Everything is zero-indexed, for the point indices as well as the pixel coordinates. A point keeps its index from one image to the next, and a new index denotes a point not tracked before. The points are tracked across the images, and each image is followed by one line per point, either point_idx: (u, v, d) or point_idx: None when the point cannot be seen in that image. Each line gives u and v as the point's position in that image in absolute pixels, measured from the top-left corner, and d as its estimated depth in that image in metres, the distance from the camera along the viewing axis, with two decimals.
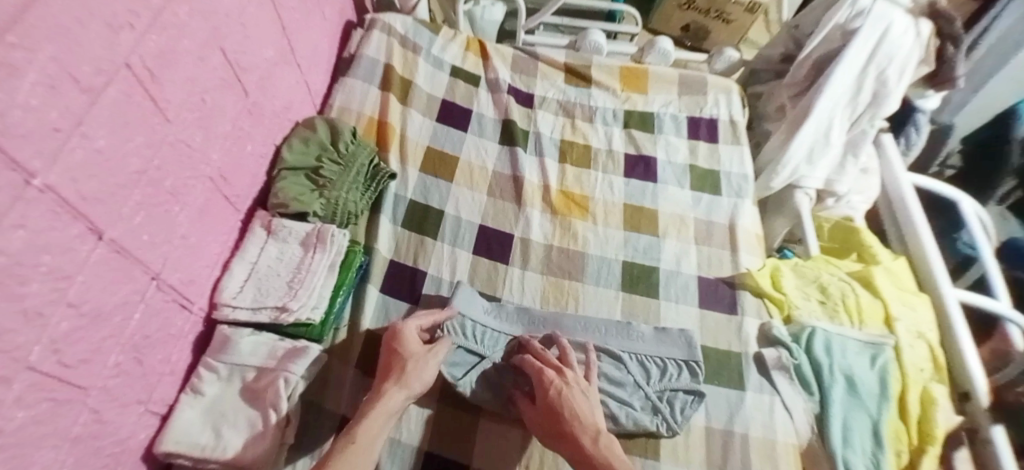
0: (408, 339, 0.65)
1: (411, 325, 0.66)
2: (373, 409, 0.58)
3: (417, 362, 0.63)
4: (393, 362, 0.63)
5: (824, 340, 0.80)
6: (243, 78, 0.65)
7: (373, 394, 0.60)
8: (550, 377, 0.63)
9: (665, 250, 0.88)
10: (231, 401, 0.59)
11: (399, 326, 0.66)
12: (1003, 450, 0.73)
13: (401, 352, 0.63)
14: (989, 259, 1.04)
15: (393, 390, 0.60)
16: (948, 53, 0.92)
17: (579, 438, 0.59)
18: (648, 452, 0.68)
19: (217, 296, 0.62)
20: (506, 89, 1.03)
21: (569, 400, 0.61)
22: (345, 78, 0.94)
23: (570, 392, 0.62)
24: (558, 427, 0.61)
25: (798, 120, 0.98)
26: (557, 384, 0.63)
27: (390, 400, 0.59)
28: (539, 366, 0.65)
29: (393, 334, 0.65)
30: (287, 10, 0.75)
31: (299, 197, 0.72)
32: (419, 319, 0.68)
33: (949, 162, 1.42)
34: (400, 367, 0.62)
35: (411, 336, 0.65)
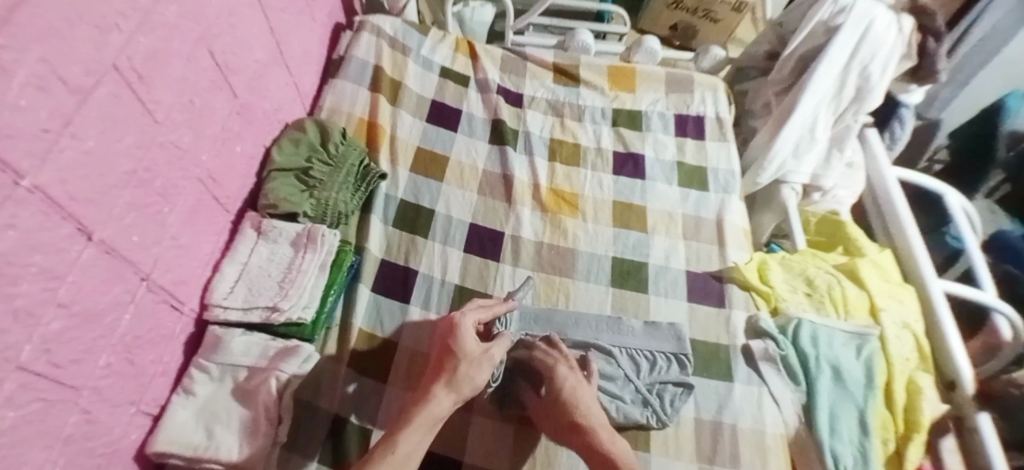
0: (465, 337, 0.62)
1: (467, 320, 0.64)
2: (420, 412, 0.57)
3: (470, 363, 0.60)
4: (447, 362, 0.61)
5: (811, 331, 0.81)
6: (233, 80, 0.65)
7: (420, 396, 0.59)
8: (558, 372, 0.65)
9: (654, 246, 0.89)
10: (223, 401, 0.59)
11: (455, 321, 0.64)
12: (989, 439, 0.74)
13: (456, 352, 0.61)
14: (975, 252, 1.05)
15: (443, 391, 0.59)
16: (930, 47, 0.94)
17: (586, 429, 0.60)
18: (639, 444, 0.69)
19: (208, 297, 0.62)
20: (495, 89, 1.04)
21: (574, 394, 0.63)
22: (335, 80, 0.94)
23: (571, 386, 0.64)
24: (562, 419, 0.62)
25: (783, 116, 0.99)
26: (564, 378, 0.64)
27: (438, 405, 0.58)
28: (551, 360, 0.66)
29: (451, 331, 0.63)
30: (276, 12, 0.76)
31: (289, 198, 0.73)
32: (476, 314, 0.66)
33: (936, 158, 1.44)
34: (453, 368, 0.60)
35: (467, 334, 0.63)
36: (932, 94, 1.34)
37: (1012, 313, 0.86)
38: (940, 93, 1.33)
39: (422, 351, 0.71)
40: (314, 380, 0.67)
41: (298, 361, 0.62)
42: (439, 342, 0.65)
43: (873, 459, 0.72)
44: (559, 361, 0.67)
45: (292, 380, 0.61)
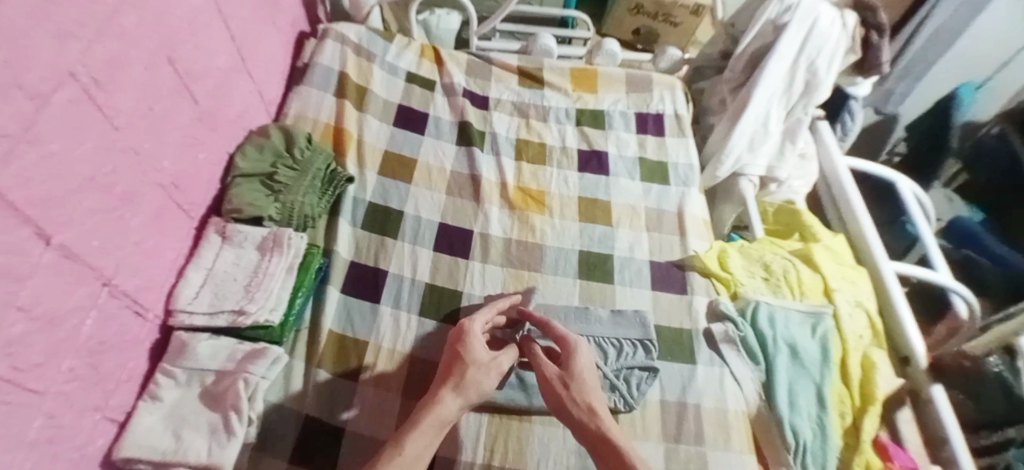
0: (473, 343, 0.66)
1: (476, 326, 0.68)
2: (429, 412, 0.58)
3: (478, 369, 0.63)
4: (455, 366, 0.63)
5: (768, 313, 0.85)
6: (194, 87, 0.66)
7: (428, 398, 0.60)
8: (571, 343, 0.68)
9: (619, 238, 0.92)
10: (191, 406, 0.59)
11: (465, 327, 0.67)
12: (943, 409, 0.78)
13: (464, 356, 0.64)
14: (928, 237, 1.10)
15: (450, 394, 0.60)
16: (873, 41, 1.00)
17: (597, 410, 0.61)
18: None
19: (172, 303, 0.62)
20: (461, 92, 1.06)
21: (583, 369, 0.66)
22: (299, 87, 0.95)
23: (581, 357, 0.67)
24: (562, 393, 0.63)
25: (738, 112, 1.03)
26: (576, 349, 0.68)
27: (446, 406, 0.59)
28: (566, 333, 0.70)
29: (460, 337, 0.66)
30: (238, 20, 0.77)
31: (254, 202, 0.73)
32: (484, 319, 0.70)
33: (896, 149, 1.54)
34: (462, 371, 0.62)
35: (476, 340, 0.66)
36: (888, 89, 1.43)
37: (966, 292, 0.93)
38: (897, 88, 1.42)
39: (395, 349, 0.73)
40: (285, 382, 0.67)
41: (266, 364, 0.62)
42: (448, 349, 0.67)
43: (831, 431, 0.76)
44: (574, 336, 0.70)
45: (260, 382, 0.61)
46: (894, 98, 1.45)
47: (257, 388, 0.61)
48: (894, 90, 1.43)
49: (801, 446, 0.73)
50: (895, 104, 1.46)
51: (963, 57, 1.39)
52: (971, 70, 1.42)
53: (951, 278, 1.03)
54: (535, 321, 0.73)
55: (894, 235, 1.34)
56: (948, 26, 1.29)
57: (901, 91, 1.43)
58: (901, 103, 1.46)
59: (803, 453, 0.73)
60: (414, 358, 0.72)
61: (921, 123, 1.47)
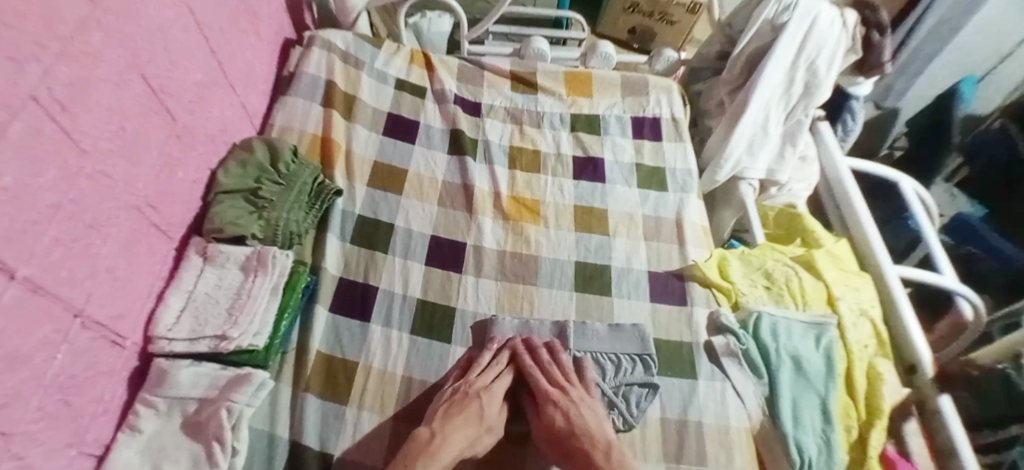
0: (492, 399, 0.67)
1: (501, 386, 0.69)
2: (443, 452, 0.60)
3: (491, 422, 0.66)
4: (467, 412, 0.64)
5: (770, 323, 0.83)
6: (169, 103, 0.63)
7: (436, 432, 0.61)
8: (570, 391, 0.69)
9: (616, 248, 0.90)
10: (173, 437, 0.57)
11: (491, 387, 0.68)
12: (953, 419, 0.75)
13: (483, 407, 0.65)
14: (933, 240, 1.07)
15: (461, 439, 0.62)
16: (874, 40, 0.98)
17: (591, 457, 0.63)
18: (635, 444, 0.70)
19: (151, 330, 0.59)
20: (452, 99, 1.03)
21: (581, 415, 0.67)
22: (285, 97, 0.93)
23: (580, 410, 0.67)
24: (572, 444, 0.64)
25: (736, 116, 1.01)
26: (563, 402, 0.67)
27: (450, 449, 0.60)
28: (551, 386, 0.69)
29: (483, 392, 0.67)
30: (215, 32, 0.74)
31: (236, 220, 0.71)
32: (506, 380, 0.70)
33: (896, 144, 1.51)
34: (476, 423, 0.64)
35: (495, 396, 0.67)
36: (888, 83, 1.44)
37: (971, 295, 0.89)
38: (896, 83, 1.43)
39: (385, 370, 0.70)
40: (271, 407, 0.64)
41: (251, 391, 0.60)
42: (456, 395, 0.66)
43: (836, 447, 0.73)
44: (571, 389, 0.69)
45: (245, 410, 0.59)
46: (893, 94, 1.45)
47: (241, 417, 0.58)
48: (894, 86, 1.44)
49: (806, 463, 0.71)
50: (895, 99, 1.47)
51: (965, 49, 1.36)
52: (973, 62, 1.40)
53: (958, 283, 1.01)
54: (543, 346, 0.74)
55: (897, 230, 1.32)
56: (948, 17, 1.28)
57: (901, 85, 1.44)
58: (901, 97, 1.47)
59: None
60: (408, 378, 0.70)
61: (922, 116, 1.45)
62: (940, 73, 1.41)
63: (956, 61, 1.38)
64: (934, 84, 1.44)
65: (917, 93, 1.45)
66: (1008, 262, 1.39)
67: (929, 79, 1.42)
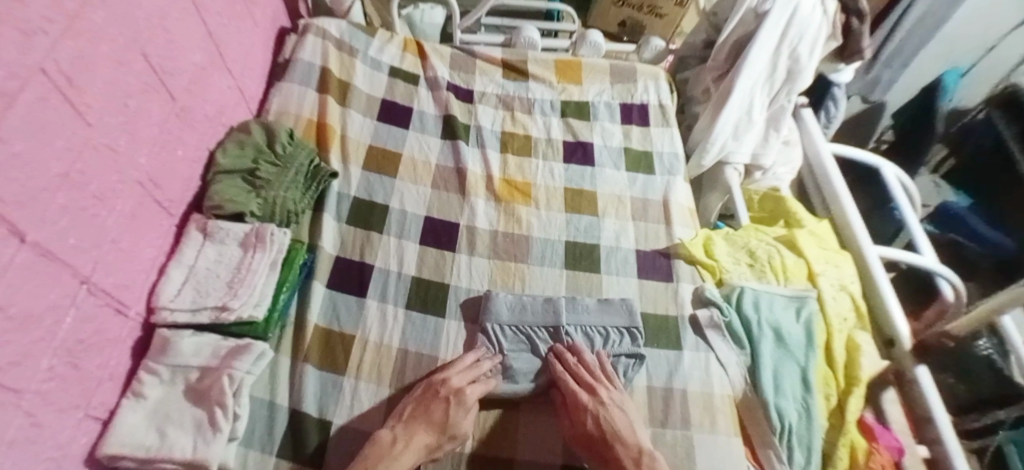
0: (461, 406, 0.65)
1: (474, 393, 0.66)
2: (404, 457, 0.60)
3: (457, 426, 0.64)
4: (429, 415, 0.64)
5: (753, 297, 0.86)
6: (169, 83, 0.65)
7: (401, 434, 0.62)
8: (599, 394, 0.69)
9: (605, 228, 0.92)
10: (176, 403, 0.59)
11: (464, 390, 0.66)
12: (930, 388, 0.78)
13: (447, 412, 0.64)
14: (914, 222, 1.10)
15: (421, 444, 0.62)
16: (853, 26, 1.01)
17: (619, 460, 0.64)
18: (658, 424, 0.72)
19: (153, 301, 0.62)
20: (445, 86, 1.06)
21: (612, 418, 0.67)
22: (281, 83, 0.95)
23: (609, 412, 0.68)
24: (605, 449, 0.65)
25: (722, 100, 1.04)
26: (592, 405, 0.68)
27: (417, 440, 0.62)
28: (581, 392, 0.69)
29: (454, 397, 0.66)
30: (211, 16, 0.76)
31: (234, 198, 0.73)
32: (482, 387, 0.68)
33: (883, 138, 1.57)
34: (437, 429, 0.63)
35: (466, 403, 0.66)
36: (875, 77, 1.39)
37: (953, 277, 0.94)
38: (883, 76, 1.38)
39: (382, 343, 0.72)
40: (270, 376, 0.66)
41: (252, 359, 0.62)
42: (422, 396, 0.66)
43: (815, 413, 0.76)
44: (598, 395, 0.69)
45: (246, 377, 0.61)
46: (880, 87, 1.41)
47: (243, 384, 0.61)
48: (881, 78, 1.39)
49: (787, 428, 0.74)
50: (882, 92, 1.43)
51: (951, 39, 1.38)
52: (960, 53, 1.42)
53: (937, 262, 1.05)
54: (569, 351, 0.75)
55: (884, 218, 1.36)
56: (931, 10, 1.26)
57: (887, 80, 1.40)
58: (887, 91, 1.43)
59: (788, 435, 0.74)
60: (404, 351, 0.72)
61: (911, 106, 1.48)
62: (928, 63, 1.44)
63: (943, 50, 1.41)
64: (922, 74, 1.46)
65: (905, 83, 1.46)
66: (994, 248, 1.44)
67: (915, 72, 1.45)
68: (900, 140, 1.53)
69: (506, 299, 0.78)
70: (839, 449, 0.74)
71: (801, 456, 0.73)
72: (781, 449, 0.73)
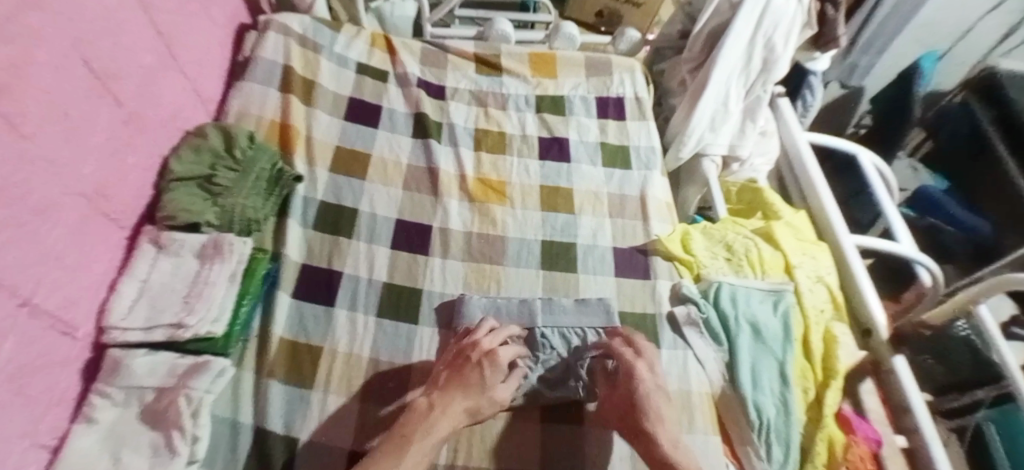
0: (495, 370, 0.64)
1: (506, 354, 0.66)
2: (439, 424, 0.58)
3: (493, 389, 0.63)
4: (466, 379, 0.62)
5: (730, 292, 0.85)
6: (115, 88, 0.61)
7: (428, 405, 0.60)
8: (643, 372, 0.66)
9: (582, 225, 0.91)
10: (130, 426, 0.56)
11: (495, 353, 0.65)
12: (907, 377, 0.79)
13: (484, 376, 0.63)
14: (891, 210, 1.10)
15: (460, 409, 0.60)
16: (828, 14, 1.01)
17: (654, 434, 0.61)
18: (687, 424, 0.71)
19: (103, 320, 0.59)
20: (416, 82, 1.03)
21: (654, 398, 0.64)
22: (241, 82, 0.91)
23: (653, 393, 0.64)
24: (638, 424, 0.62)
25: (698, 92, 1.02)
26: (645, 382, 0.65)
27: (436, 426, 0.57)
28: (635, 359, 0.68)
29: (486, 360, 0.64)
30: (162, 14, 0.72)
31: (190, 207, 0.69)
32: (507, 348, 0.67)
33: (862, 122, 1.58)
34: (477, 389, 0.62)
35: (498, 368, 0.64)
36: (852, 63, 1.40)
37: (930, 263, 0.93)
38: (861, 62, 1.39)
39: (352, 351, 0.70)
40: (232, 392, 0.63)
41: (210, 377, 0.59)
42: (451, 360, 0.65)
43: (793, 407, 0.76)
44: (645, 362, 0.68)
45: (205, 397, 0.58)
46: (857, 72, 1.42)
47: (202, 403, 0.58)
48: (858, 64, 1.39)
49: (765, 424, 0.74)
50: (859, 77, 1.44)
51: (929, 26, 1.37)
52: (936, 40, 1.42)
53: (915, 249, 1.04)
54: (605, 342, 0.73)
55: (863, 205, 1.37)
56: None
57: (864, 64, 1.40)
58: (865, 76, 1.44)
59: (766, 431, 0.73)
60: (375, 360, 0.70)
61: (886, 93, 1.49)
62: (904, 50, 1.43)
63: (919, 38, 1.40)
64: (897, 61, 1.45)
65: (881, 70, 1.46)
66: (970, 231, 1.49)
67: (894, 58, 1.44)
68: (877, 126, 1.54)
69: (481, 303, 0.76)
70: (817, 444, 0.74)
71: (780, 453, 0.72)
72: (759, 446, 0.72)
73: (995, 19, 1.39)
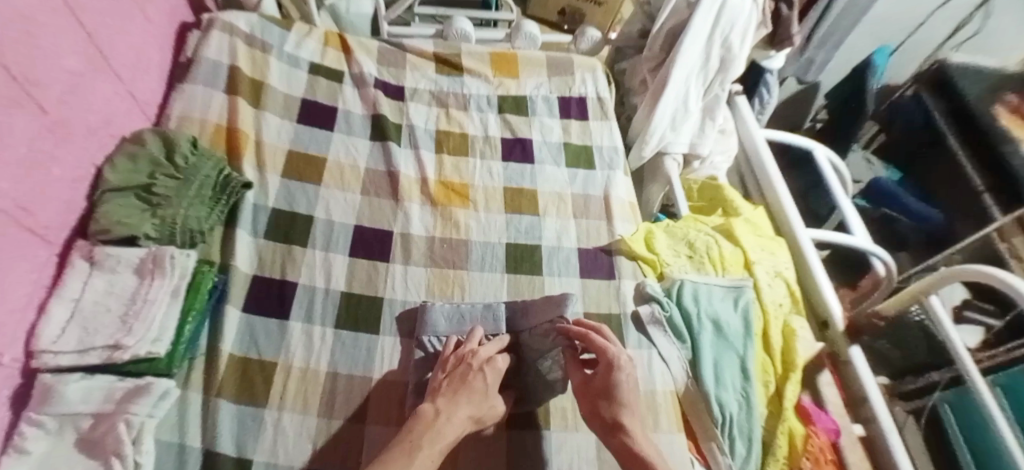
0: (495, 374, 0.65)
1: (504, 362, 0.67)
2: (446, 430, 0.56)
3: (493, 395, 0.64)
4: (471, 386, 0.62)
5: (692, 290, 0.86)
6: (38, 93, 0.56)
7: (428, 412, 0.58)
8: (617, 375, 0.64)
9: (546, 228, 0.90)
10: (66, 456, 0.52)
11: (494, 360, 0.66)
12: (863, 367, 0.82)
13: (486, 382, 0.63)
14: (847, 205, 1.12)
15: (464, 416, 0.59)
16: (783, 14, 1.03)
17: (625, 427, 0.60)
18: (656, 424, 0.72)
19: (32, 343, 0.54)
20: (373, 82, 1.00)
21: (627, 399, 0.63)
22: (182, 84, 0.86)
23: (627, 398, 0.63)
24: (619, 435, 0.60)
25: (658, 92, 1.02)
26: (625, 385, 0.64)
27: (445, 429, 0.56)
28: (608, 344, 0.67)
29: (485, 365, 0.65)
30: (91, 14, 0.67)
31: (125, 220, 0.65)
32: (495, 349, 0.68)
33: (818, 117, 1.63)
34: (481, 395, 0.62)
35: (497, 372, 0.66)
36: (808, 59, 1.40)
37: (885, 255, 0.96)
38: (816, 57, 1.39)
39: (308, 367, 0.67)
40: (179, 413, 0.60)
41: (153, 401, 0.56)
42: (452, 365, 0.66)
43: (755, 401, 0.77)
44: (618, 349, 0.68)
45: (147, 421, 0.55)
46: (814, 68, 1.44)
47: (145, 428, 0.54)
48: (814, 60, 1.41)
49: (727, 419, 0.75)
50: (815, 73, 1.46)
51: (884, 20, 1.43)
52: (890, 34, 1.48)
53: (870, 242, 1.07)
54: (575, 336, 0.69)
55: (819, 199, 1.42)
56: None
57: (820, 60, 1.41)
58: (821, 72, 1.46)
59: (729, 426, 0.75)
60: (333, 374, 0.68)
61: (840, 88, 1.55)
62: (858, 44, 1.48)
63: (874, 31, 1.45)
64: (849, 58, 1.51)
65: (835, 66, 1.51)
66: (923, 220, 1.54)
67: (846, 54, 1.50)
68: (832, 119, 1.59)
69: (446, 310, 0.74)
70: (778, 437, 0.76)
71: (742, 447, 0.74)
72: (723, 441, 0.73)
73: (941, 14, 1.44)
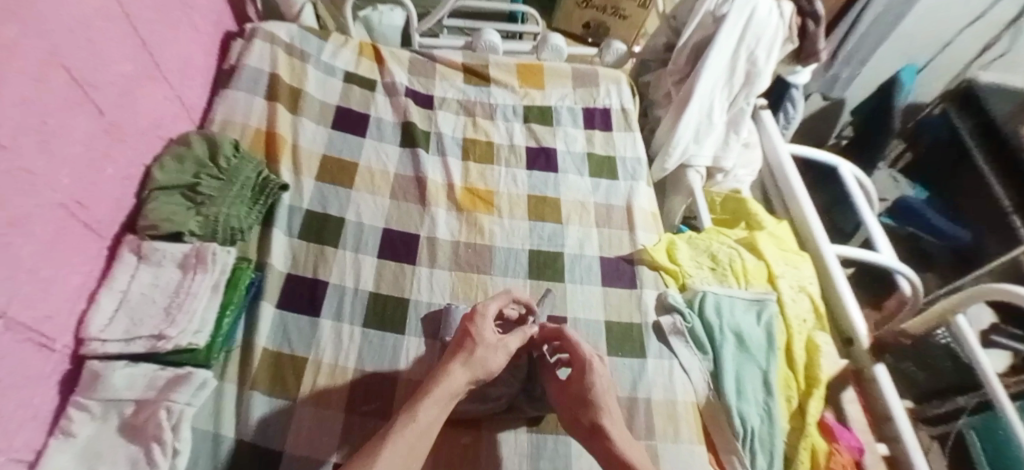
0: (484, 322, 0.63)
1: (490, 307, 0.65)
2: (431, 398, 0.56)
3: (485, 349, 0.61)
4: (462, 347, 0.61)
5: (714, 302, 0.87)
6: (95, 96, 0.60)
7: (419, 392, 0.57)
8: (588, 380, 0.64)
9: (569, 235, 0.91)
10: (109, 440, 0.55)
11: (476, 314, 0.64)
12: (887, 385, 0.81)
13: (474, 337, 0.62)
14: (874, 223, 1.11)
15: (457, 378, 0.58)
16: (809, 29, 1.03)
17: (606, 431, 0.60)
18: (669, 430, 0.72)
19: (81, 332, 0.57)
20: (403, 91, 1.03)
21: (604, 400, 0.63)
22: (225, 91, 0.90)
23: (604, 400, 0.62)
24: (603, 440, 0.60)
25: (682, 104, 1.03)
26: (596, 386, 0.63)
27: (423, 414, 0.54)
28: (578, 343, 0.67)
29: (473, 315, 0.64)
30: (144, 22, 0.71)
31: (171, 217, 0.69)
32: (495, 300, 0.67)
33: (843, 133, 1.62)
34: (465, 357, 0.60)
35: (486, 319, 0.64)
36: (834, 75, 1.40)
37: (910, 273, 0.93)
38: (843, 74, 1.39)
39: (336, 365, 0.69)
40: (215, 404, 0.62)
41: (192, 390, 0.58)
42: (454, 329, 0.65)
43: (776, 416, 0.77)
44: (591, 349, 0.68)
45: (186, 409, 0.57)
46: (840, 84, 1.43)
47: (183, 416, 0.56)
48: (840, 76, 1.40)
49: (748, 433, 0.74)
50: (841, 89, 1.44)
51: (909, 37, 1.41)
52: (918, 51, 1.45)
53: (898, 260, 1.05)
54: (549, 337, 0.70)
55: (845, 216, 1.40)
56: (891, 7, 1.25)
57: (847, 76, 1.40)
58: (847, 87, 1.44)
59: (750, 440, 0.74)
60: (360, 371, 0.70)
61: (866, 105, 1.53)
62: (885, 60, 1.46)
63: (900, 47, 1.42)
64: (876, 74, 1.49)
65: (861, 82, 1.49)
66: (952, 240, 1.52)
67: (873, 72, 1.48)
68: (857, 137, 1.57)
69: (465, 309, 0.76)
70: (801, 453, 0.75)
71: (763, 462, 0.74)
72: (744, 455, 0.73)
73: (970, 32, 1.43)
